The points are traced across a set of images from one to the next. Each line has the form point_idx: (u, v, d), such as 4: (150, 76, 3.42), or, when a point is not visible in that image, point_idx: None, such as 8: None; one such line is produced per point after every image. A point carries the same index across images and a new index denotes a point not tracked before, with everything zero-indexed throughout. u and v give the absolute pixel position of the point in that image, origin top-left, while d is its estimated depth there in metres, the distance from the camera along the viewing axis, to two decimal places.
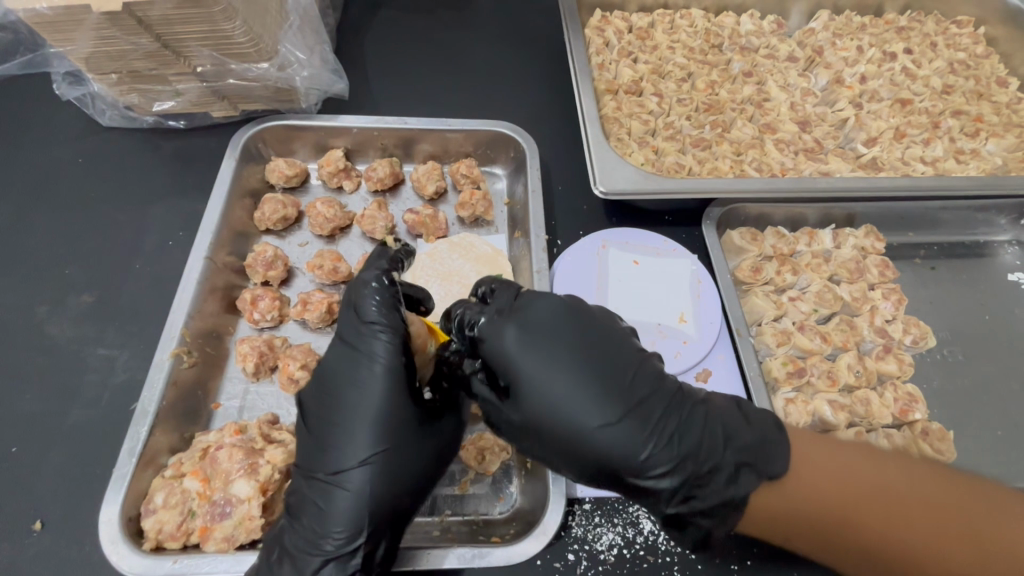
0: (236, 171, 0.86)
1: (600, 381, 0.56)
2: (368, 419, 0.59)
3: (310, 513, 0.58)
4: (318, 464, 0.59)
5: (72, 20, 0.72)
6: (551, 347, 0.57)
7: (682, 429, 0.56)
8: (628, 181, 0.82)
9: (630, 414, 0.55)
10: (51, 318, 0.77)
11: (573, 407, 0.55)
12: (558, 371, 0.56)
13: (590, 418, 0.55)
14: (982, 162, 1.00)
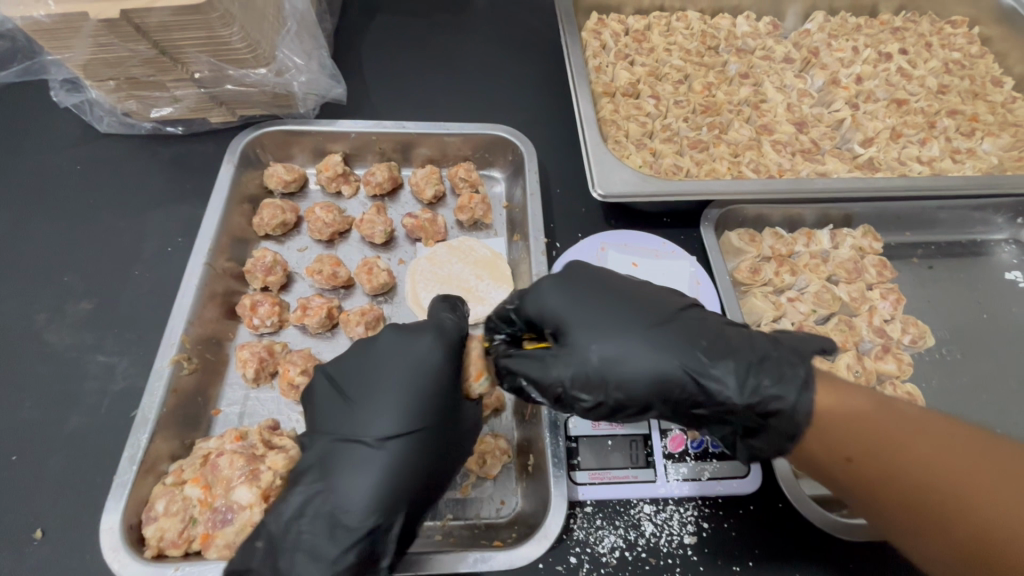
0: (235, 176, 0.86)
1: (634, 311, 0.61)
2: (414, 392, 0.60)
3: (339, 484, 0.56)
4: (351, 433, 0.58)
5: (68, 28, 0.72)
6: (583, 296, 0.63)
7: (725, 341, 0.59)
8: (626, 183, 0.82)
9: (669, 330, 0.59)
10: (49, 325, 0.77)
11: (615, 333, 0.59)
12: (595, 311, 0.61)
13: (635, 346, 0.58)
14: (978, 161, 1.00)
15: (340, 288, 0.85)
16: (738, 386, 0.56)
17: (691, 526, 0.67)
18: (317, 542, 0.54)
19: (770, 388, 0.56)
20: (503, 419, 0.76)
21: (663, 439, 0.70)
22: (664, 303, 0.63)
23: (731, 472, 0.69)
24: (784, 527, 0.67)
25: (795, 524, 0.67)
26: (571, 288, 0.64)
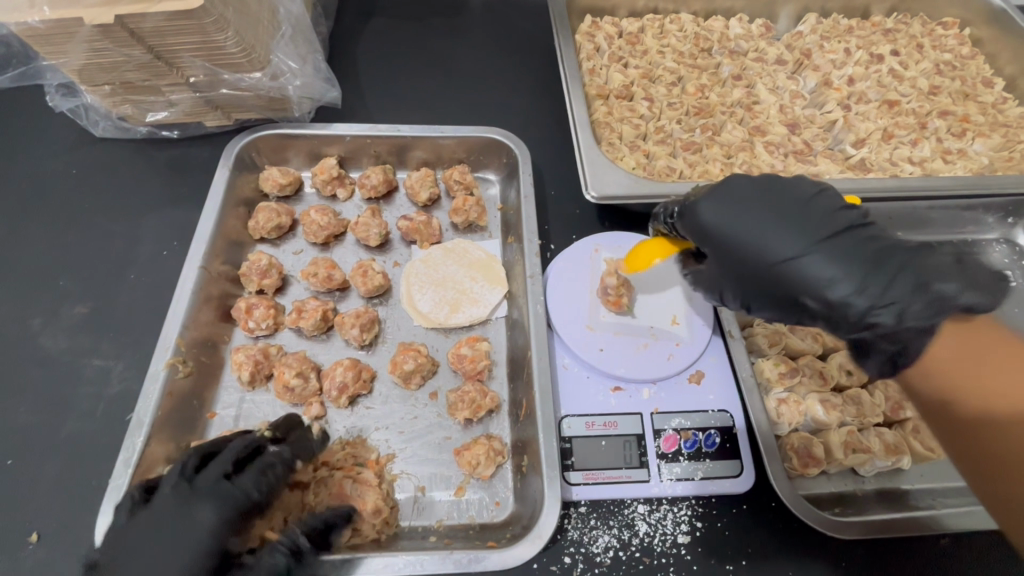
0: (230, 180, 0.86)
1: (791, 221, 0.60)
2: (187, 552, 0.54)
3: None
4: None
5: (63, 33, 0.72)
6: (756, 204, 0.61)
7: (878, 264, 0.57)
8: (619, 185, 0.83)
9: (820, 243, 0.58)
10: (45, 329, 0.77)
11: (765, 237, 0.60)
12: (754, 214, 0.61)
13: (776, 243, 0.59)
14: (969, 161, 1.01)
15: (335, 291, 0.85)
16: (865, 299, 0.56)
17: (685, 526, 0.67)
18: None
19: (906, 307, 0.55)
20: (498, 421, 0.76)
21: (656, 439, 0.71)
22: (840, 215, 0.60)
23: (724, 471, 0.69)
24: (777, 526, 0.68)
25: (787, 523, 0.68)
26: (736, 196, 0.62)
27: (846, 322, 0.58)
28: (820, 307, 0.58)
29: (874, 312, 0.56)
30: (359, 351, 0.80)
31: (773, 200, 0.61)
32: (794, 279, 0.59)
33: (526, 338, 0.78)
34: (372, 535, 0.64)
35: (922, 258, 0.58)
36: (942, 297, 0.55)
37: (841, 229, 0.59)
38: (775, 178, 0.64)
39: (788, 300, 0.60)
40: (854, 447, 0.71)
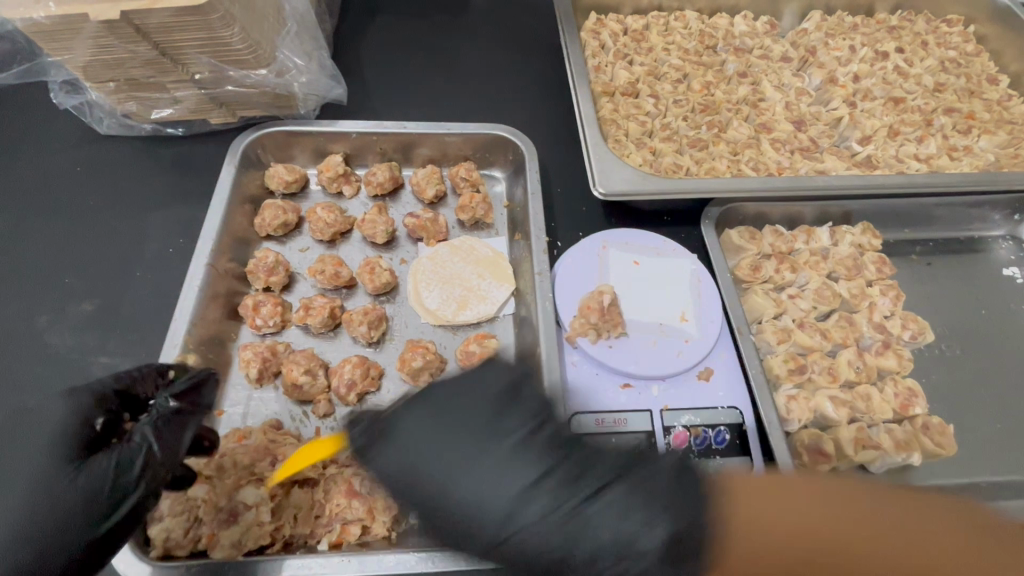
0: (236, 177, 0.86)
1: (493, 445, 0.56)
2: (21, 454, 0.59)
3: None
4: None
5: (69, 29, 0.72)
6: (460, 433, 0.57)
7: (576, 467, 0.55)
8: (627, 182, 0.83)
9: (547, 470, 0.54)
10: (52, 327, 0.77)
11: (478, 486, 0.54)
12: (451, 443, 0.57)
13: (501, 478, 0.55)
14: (974, 158, 1.01)
15: (342, 288, 0.85)
16: (616, 537, 0.52)
17: None
18: None
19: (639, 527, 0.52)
20: None
21: (666, 436, 0.71)
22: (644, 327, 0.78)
23: (735, 468, 0.69)
24: None
25: None
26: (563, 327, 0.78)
27: (543, 560, 0.53)
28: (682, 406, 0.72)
29: (632, 545, 0.51)
30: (367, 348, 0.80)
31: (485, 444, 0.56)
32: (513, 506, 0.53)
33: (534, 335, 0.78)
34: (382, 533, 0.64)
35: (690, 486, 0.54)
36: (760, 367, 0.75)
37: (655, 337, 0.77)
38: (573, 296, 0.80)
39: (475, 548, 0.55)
40: (864, 443, 0.72)
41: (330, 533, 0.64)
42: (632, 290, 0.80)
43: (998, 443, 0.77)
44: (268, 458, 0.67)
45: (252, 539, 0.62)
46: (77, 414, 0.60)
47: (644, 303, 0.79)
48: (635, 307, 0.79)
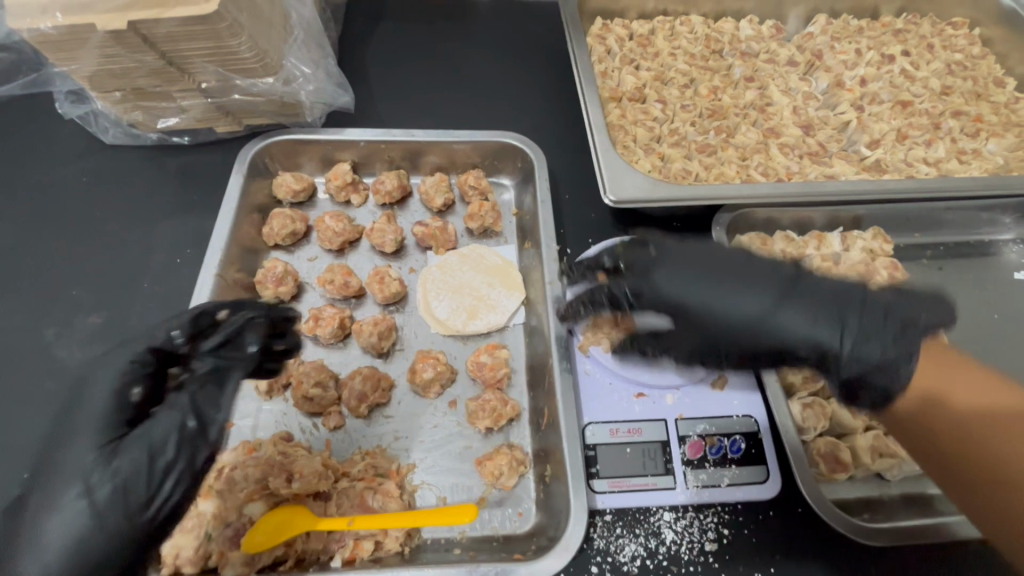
0: (244, 187, 0.85)
1: (738, 274, 0.70)
2: (91, 417, 0.58)
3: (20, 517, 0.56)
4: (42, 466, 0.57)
5: (75, 39, 0.71)
6: (687, 259, 0.70)
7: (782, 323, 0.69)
8: (638, 189, 0.82)
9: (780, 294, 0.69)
10: (58, 339, 0.76)
11: (733, 303, 0.69)
12: (713, 275, 0.69)
13: (751, 289, 0.69)
14: (984, 162, 1.00)
15: (351, 298, 0.84)
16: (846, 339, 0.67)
17: (712, 533, 0.66)
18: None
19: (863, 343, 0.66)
20: (518, 429, 0.75)
21: (681, 445, 0.70)
22: (788, 280, 0.70)
23: (750, 478, 0.69)
24: (806, 532, 0.67)
25: (816, 529, 0.67)
26: (693, 271, 0.69)
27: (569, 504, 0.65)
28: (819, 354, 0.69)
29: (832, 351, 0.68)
30: (377, 359, 0.79)
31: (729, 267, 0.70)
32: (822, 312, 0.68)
33: (546, 345, 0.77)
34: (395, 548, 0.63)
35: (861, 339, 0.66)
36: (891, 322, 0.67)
37: (788, 280, 0.70)
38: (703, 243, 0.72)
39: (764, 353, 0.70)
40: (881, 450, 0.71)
41: (342, 550, 0.63)
42: None
43: None
44: (280, 474, 0.65)
45: (264, 557, 0.60)
46: (118, 381, 0.59)
47: None
48: None
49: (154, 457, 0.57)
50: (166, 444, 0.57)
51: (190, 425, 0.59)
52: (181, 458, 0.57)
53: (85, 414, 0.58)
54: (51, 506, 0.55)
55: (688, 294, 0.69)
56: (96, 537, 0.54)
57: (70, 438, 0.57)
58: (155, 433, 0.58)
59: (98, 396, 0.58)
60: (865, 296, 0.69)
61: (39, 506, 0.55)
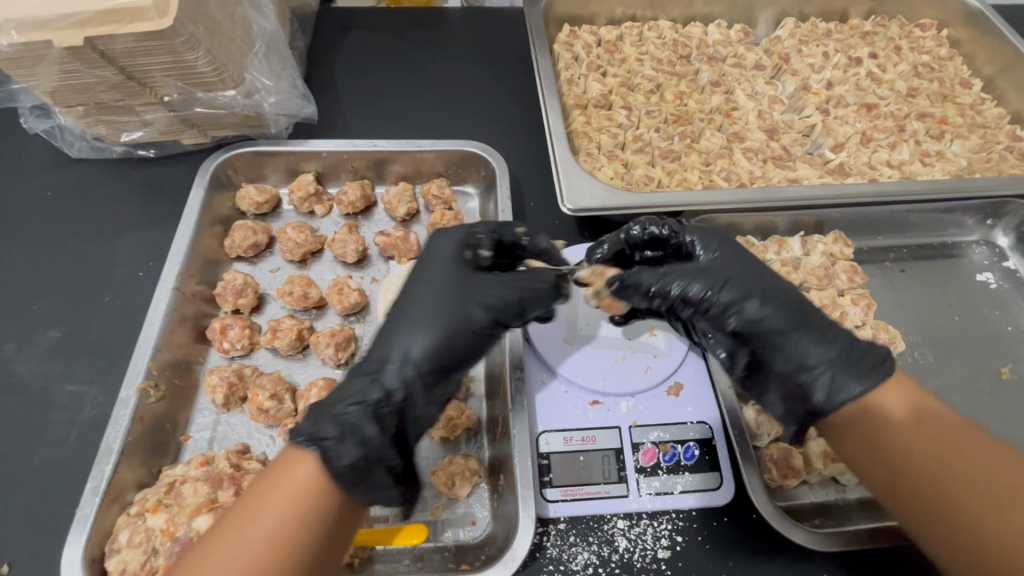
0: (205, 199, 0.86)
1: (772, 285, 0.66)
2: (432, 273, 0.67)
3: (374, 359, 0.62)
4: (400, 318, 0.65)
5: (32, 56, 0.72)
6: (747, 253, 0.69)
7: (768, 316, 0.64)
8: (596, 198, 0.83)
9: (780, 306, 0.64)
10: (18, 355, 0.77)
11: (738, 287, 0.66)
12: (747, 264, 0.67)
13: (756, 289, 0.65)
14: (947, 164, 1.01)
15: (312, 309, 0.84)
16: (824, 368, 0.61)
17: (665, 540, 0.66)
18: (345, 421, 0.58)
19: (815, 370, 0.61)
20: (476, 439, 0.76)
21: (635, 453, 0.70)
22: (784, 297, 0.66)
23: (703, 484, 0.69)
24: (758, 538, 0.67)
25: (769, 536, 0.67)
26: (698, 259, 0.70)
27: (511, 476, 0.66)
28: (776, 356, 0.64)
29: (792, 360, 0.63)
30: (336, 370, 0.80)
31: (766, 272, 0.67)
32: (791, 339, 0.63)
33: (502, 354, 0.77)
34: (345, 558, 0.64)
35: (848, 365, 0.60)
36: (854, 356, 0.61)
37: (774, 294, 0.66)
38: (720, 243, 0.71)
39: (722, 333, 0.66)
40: (833, 456, 0.71)
41: None
42: (599, 305, 0.81)
43: None
44: (232, 488, 0.65)
45: None
46: (459, 246, 0.69)
47: (614, 321, 0.79)
48: (604, 323, 0.79)
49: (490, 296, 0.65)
50: (506, 297, 0.65)
51: (522, 299, 0.66)
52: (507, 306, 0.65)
53: (427, 270, 0.68)
54: (390, 348, 0.62)
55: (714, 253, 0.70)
56: (438, 366, 0.62)
57: (451, 279, 0.67)
58: (492, 284, 0.66)
59: (448, 248, 0.69)
60: (884, 356, 0.61)
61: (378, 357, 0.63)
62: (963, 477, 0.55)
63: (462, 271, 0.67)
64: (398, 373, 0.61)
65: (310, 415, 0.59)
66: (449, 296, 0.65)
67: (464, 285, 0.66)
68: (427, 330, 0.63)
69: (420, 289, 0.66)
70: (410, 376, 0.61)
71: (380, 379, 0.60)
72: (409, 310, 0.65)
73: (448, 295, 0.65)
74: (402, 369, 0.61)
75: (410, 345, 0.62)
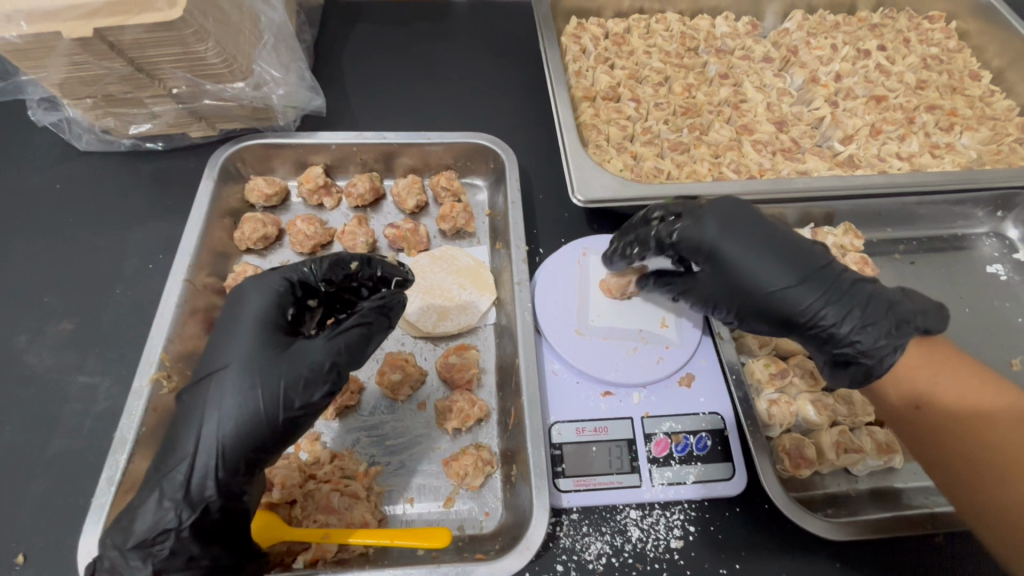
0: (214, 192, 0.86)
1: (779, 258, 0.65)
2: (246, 321, 0.60)
3: (229, 385, 0.56)
4: (232, 357, 0.58)
5: (42, 47, 0.71)
6: (748, 234, 0.66)
7: (792, 299, 0.64)
8: (606, 189, 0.82)
9: (795, 284, 0.64)
10: (29, 347, 0.77)
11: (753, 277, 0.65)
12: (751, 248, 0.65)
13: (767, 269, 0.65)
14: (957, 156, 1.01)
15: None
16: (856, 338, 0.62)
17: (678, 530, 0.66)
18: (187, 435, 0.56)
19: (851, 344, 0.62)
20: (488, 430, 0.76)
21: (647, 443, 0.70)
22: (828, 270, 0.65)
23: (716, 474, 0.69)
24: (771, 529, 0.67)
25: (781, 524, 0.67)
26: (735, 225, 0.66)
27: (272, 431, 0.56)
28: (802, 327, 0.65)
29: (822, 331, 0.64)
30: None
31: (765, 246, 0.65)
32: (823, 318, 0.63)
33: (514, 346, 0.77)
34: (360, 550, 0.64)
35: (862, 325, 0.62)
36: (901, 325, 0.61)
37: (822, 265, 0.65)
38: (758, 212, 0.69)
39: (763, 320, 0.67)
40: (846, 447, 0.71)
41: (305, 551, 0.63)
42: (609, 297, 0.80)
43: None
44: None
45: None
46: (272, 303, 0.62)
47: (627, 313, 0.79)
48: (615, 315, 0.79)
49: (286, 381, 0.56)
50: (321, 361, 0.58)
51: (340, 361, 0.59)
52: (322, 380, 0.57)
53: (240, 322, 0.60)
54: (212, 353, 0.60)
55: (714, 244, 0.67)
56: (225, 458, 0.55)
57: (256, 315, 0.61)
58: (304, 354, 0.58)
59: (254, 302, 0.62)
60: (901, 312, 0.62)
61: (200, 369, 0.60)
62: (984, 436, 0.57)
63: (276, 346, 0.58)
64: (201, 476, 0.55)
65: (173, 427, 0.57)
66: (249, 374, 0.56)
67: (245, 300, 0.62)
68: (216, 372, 0.58)
69: (225, 345, 0.59)
70: (236, 422, 0.55)
71: (174, 476, 0.54)
72: (222, 332, 0.61)
73: (244, 383, 0.56)
74: (211, 459, 0.55)
75: (235, 409, 0.56)
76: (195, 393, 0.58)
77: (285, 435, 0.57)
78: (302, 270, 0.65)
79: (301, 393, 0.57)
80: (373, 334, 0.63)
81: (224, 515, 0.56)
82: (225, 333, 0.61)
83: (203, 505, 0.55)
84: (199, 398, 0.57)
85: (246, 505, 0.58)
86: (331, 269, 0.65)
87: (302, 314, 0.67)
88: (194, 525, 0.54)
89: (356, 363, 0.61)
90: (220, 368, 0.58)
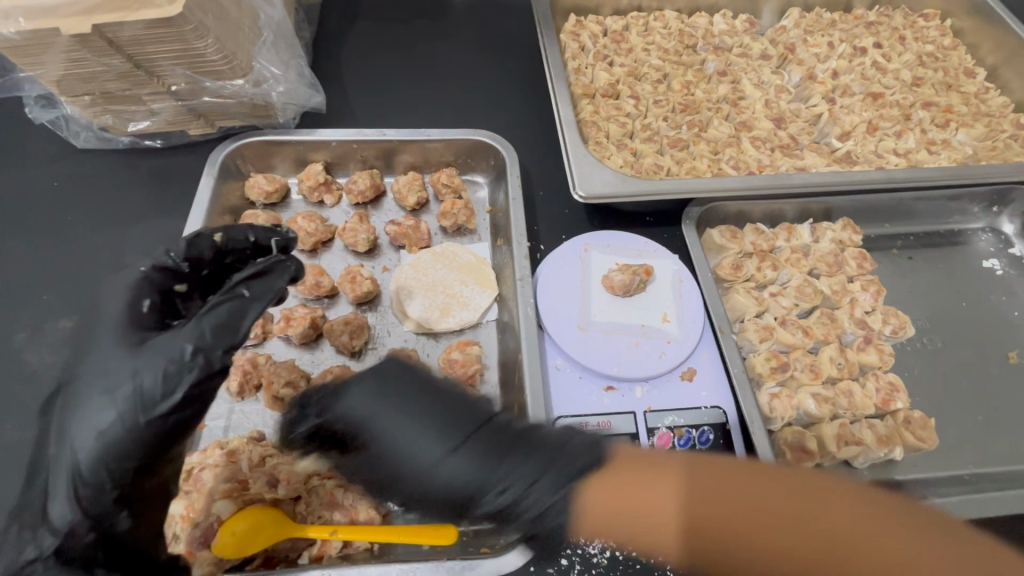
0: (215, 189, 0.86)
1: None
2: (102, 326, 0.57)
3: (90, 394, 0.54)
4: (91, 364, 0.55)
5: (41, 44, 0.71)
6: None
7: None
8: (607, 184, 0.83)
9: None
10: (29, 345, 0.76)
11: None
12: None
13: None
14: (952, 152, 1.02)
15: (324, 298, 0.84)
16: None
17: None
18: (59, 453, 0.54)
19: None
20: None
21: (650, 437, 0.70)
22: None
23: None
24: None
25: None
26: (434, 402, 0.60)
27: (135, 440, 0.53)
28: None
29: None
30: (349, 358, 0.80)
31: None
32: None
33: (517, 341, 0.77)
34: (364, 546, 0.64)
35: None
36: None
37: None
38: None
39: None
40: (846, 439, 0.72)
41: (311, 547, 0.64)
42: (610, 292, 0.81)
43: (983, 432, 0.77)
44: (266, 478, 0.66)
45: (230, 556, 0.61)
46: (128, 300, 0.58)
47: (627, 308, 0.80)
48: (615, 310, 0.80)
49: (144, 378, 0.53)
50: (182, 347, 0.54)
51: (203, 343, 0.54)
52: (184, 369, 0.53)
53: (98, 328, 0.57)
54: (78, 365, 0.57)
55: None
56: (91, 473, 0.52)
57: (110, 315, 0.57)
58: (159, 347, 0.54)
59: (110, 303, 0.58)
60: None
61: (70, 383, 0.58)
62: None
63: (132, 343, 0.55)
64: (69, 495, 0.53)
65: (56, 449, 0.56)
66: (104, 380, 0.54)
67: (104, 304, 0.59)
68: (76, 385, 0.55)
69: (85, 355, 0.57)
70: (100, 439, 0.53)
71: (55, 500, 0.54)
72: (85, 340, 0.58)
73: (103, 390, 0.54)
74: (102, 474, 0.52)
75: (95, 419, 0.53)
76: (65, 410, 0.56)
77: (162, 439, 0.54)
78: (163, 257, 0.62)
79: (161, 390, 0.53)
80: (247, 307, 0.57)
81: (98, 537, 0.54)
82: (89, 340, 0.58)
83: (70, 527, 0.53)
84: (68, 412, 0.55)
85: (126, 527, 0.55)
86: (197, 248, 0.63)
87: (178, 304, 0.63)
88: (61, 551, 0.53)
89: (233, 340, 0.55)
90: (81, 378, 0.55)
